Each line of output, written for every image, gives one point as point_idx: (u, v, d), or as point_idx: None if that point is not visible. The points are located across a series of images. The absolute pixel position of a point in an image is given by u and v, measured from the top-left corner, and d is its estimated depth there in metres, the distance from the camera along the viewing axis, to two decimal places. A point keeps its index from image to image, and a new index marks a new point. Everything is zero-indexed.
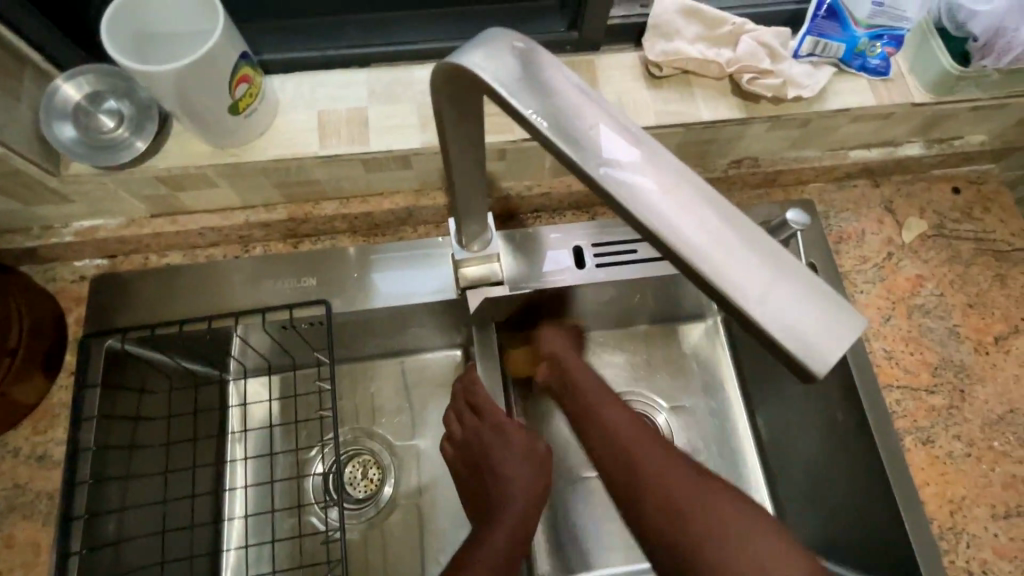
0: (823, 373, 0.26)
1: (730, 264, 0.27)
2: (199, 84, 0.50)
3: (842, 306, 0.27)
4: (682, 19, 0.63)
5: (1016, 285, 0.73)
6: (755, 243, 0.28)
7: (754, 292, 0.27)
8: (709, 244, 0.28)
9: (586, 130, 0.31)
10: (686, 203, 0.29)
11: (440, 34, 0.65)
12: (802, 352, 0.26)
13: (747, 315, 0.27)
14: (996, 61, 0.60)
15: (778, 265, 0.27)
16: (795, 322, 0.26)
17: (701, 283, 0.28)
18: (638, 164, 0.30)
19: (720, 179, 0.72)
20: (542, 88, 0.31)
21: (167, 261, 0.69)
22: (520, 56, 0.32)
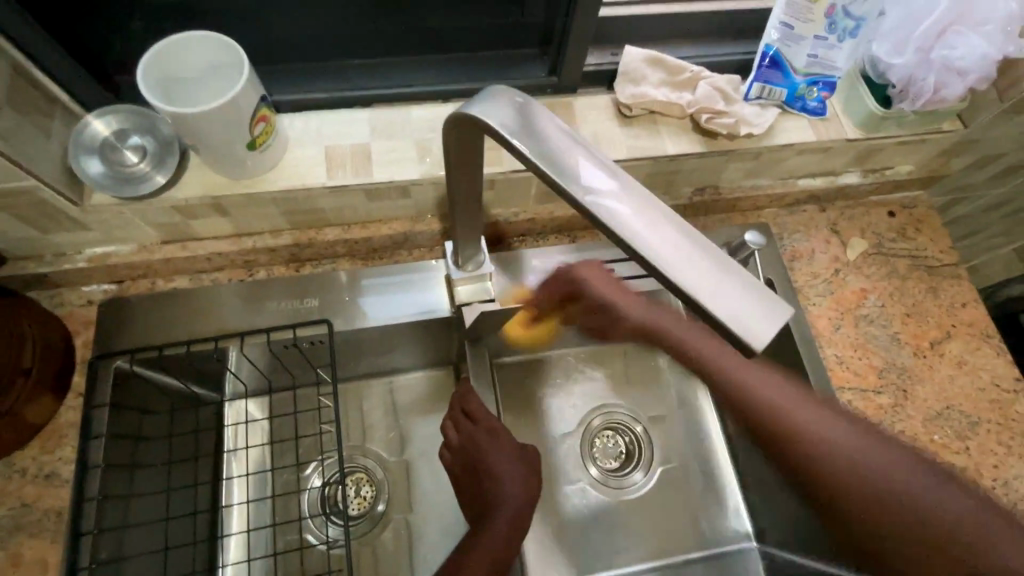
0: (763, 350, 0.32)
1: (687, 267, 0.33)
2: (224, 125, 0.55)
3: (776, 300, 0.33)
4: (648, 67, 0.72)
5: (946, 295, 0.83)
6: (706, 250, 0.34)
7: (708, 288, 0.32)
8: (671, 253, 0.34)
9: (570, 164, 0.37)
10: (651, 220, 0.35)
11: (434, 77, 0.72)
12: (747, 335, 0.32)
13: (704, 307, 0.32)
14: (912, 102, 0.69)
15: (727, 267, 0.33)
16: (739, 310, 0.32)
17: (664, 282, 0.33)
18: (612, 188, 0.36)
19: (687, 206, 0.81)
20: (534, 131, 0.38)
21: (174, 286, 0.73)
22: (516, 107, 0.39)
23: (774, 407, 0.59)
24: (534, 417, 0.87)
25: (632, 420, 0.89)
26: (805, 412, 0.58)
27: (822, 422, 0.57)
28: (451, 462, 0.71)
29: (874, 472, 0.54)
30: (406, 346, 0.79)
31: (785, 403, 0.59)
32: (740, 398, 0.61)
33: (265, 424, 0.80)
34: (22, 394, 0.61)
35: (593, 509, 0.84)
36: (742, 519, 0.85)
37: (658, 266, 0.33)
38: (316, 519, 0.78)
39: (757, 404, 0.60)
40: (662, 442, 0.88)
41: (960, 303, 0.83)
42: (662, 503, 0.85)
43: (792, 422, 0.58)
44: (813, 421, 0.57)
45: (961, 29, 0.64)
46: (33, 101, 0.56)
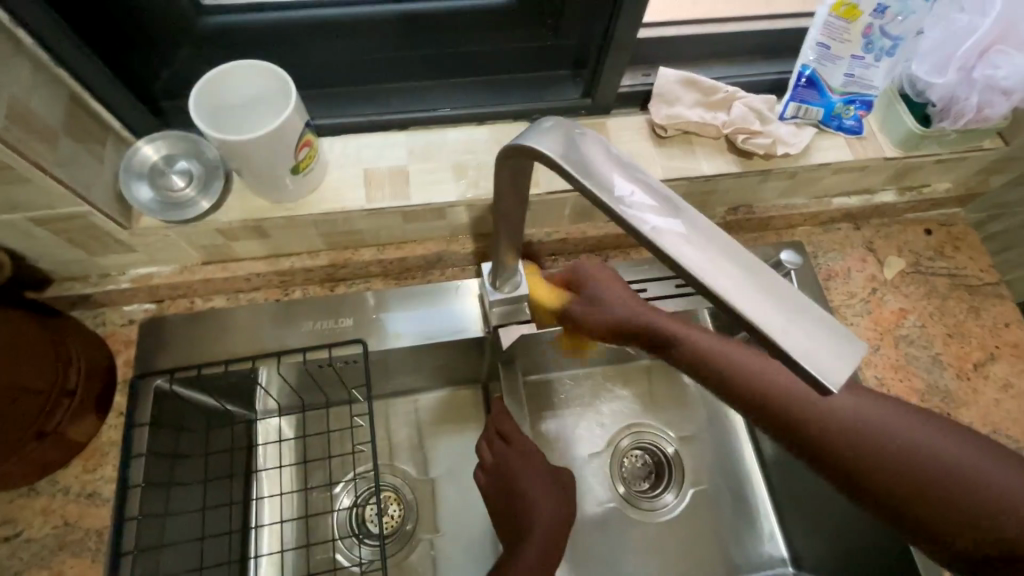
0: (836, 390, 0.30)
1: (756, 300, 0.32)
2: (275, 149, 0.56)
3: (845, 337, 0.31)
4: (682, 88, 0.71)
5: (988, 316, 0.82)
6: (772, 283, 0.33)
7: (779, 324, 0.31)
8: (738, 286, 0.32)
9: (629, 195, 0.36)
10: (716, 252, 0.34)
11: (469, 99, 0.72)
12: (822, 374, 0.30)
13: (776, 343, 0.31)
14: (953, 122, 0.68)
15: (795, 302, 0.32)
16: (810, 345, 0.31)
17: (734, 317, 0.32)
18: (674, 219, 0.35)
19: (720, 225, 0.80)
20: (591, 161, 0.38)
21: (212, 305, 0.74)
22: (571, 140, 0.39)
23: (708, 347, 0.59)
24: (563, 436, 0.87)
25: (664, 441, 0.88)
26: (875, 415, 0.55)
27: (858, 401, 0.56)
28: (483, 484, 0.70)
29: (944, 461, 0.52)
30: (438, 365, 0.80)
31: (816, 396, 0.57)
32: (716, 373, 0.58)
33: (294, 443, 0.80)
34: (68, 414, 0.62)
35: (623, 531, 0.83)
36: (779, 545, 0.83)
37: (723, 298, 0.32)
38: (346, 540, 0.78)
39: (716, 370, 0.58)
40: (695, 462, 0.87)
41: (1002, 324, 0.81)
42: (694, 526, 0.83)
43: (895, 443, 0.53)
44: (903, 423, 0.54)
45: (1005, 48, 0.63)
46: (87, 128, 0.58)
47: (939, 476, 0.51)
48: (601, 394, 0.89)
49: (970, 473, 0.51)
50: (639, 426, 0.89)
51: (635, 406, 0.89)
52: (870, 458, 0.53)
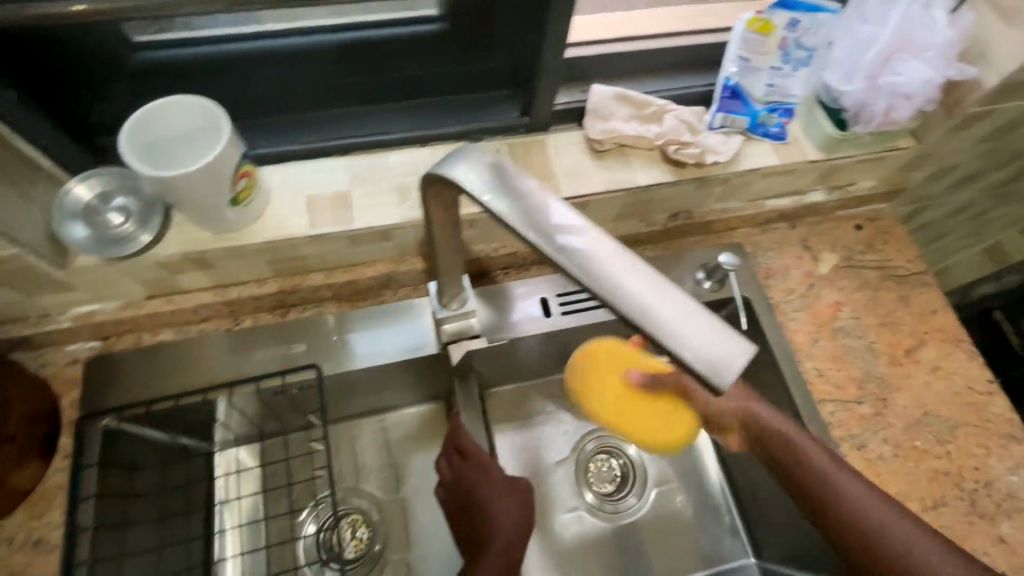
0: (728, 388, 0.33)
1: (652, 312, 0.34)
2: (211, 181, 0.57)
3: (736, 336, 0.34)
4: (615, 104, 0.74)
5: (916, 304, 0.87)
6: (670, 291, 0.35)
7: (675, 335, 0.33)
8: (636, 299, 0.34)
9: (537, 216, 0.38)
10: (617, 266, 0.35)
11: (410, 124, 0.74)
12: (713, 375, 0.33)
13: (670, 350, 0.33)
14: (866, 125, 0.72)
15: (691, 309, 0.34)
16: (703, 349, 0.33)
17: (635, 328, 0.34)
18: (578, 237, 0.37)
19: (663, 231, 0.83)
20: (502, 184, 0.39)
21: (161, 338, 0.74)
22: (481, 163, 0.41)
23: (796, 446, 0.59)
24: (528, 444, 0.88)
25: (625, 443, 0.92)
26: (862, 504, 0.57)
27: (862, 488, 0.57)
28: (444, 500, 0.71)
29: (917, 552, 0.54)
30: (396, 385, 0.80)
31: (851, 489, 0.57)
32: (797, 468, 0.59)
33: (256, 472, 0.80)
34: (8, 461, 0.60)
35: (587, 535, 0.84)
36: (743, 537, 0.85)
37: (625, 311, 0.34)
38: (314, 566, 0.79)
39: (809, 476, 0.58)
40: (658, 462, 0.90)
41: (930, 310, 0.86)
42: (660, 525, 0.86)
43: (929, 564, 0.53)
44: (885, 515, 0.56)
45: (904, 56, 0.67)
46: (15, 170, 0.57)
47: None
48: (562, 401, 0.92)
49: None
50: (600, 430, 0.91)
51: None
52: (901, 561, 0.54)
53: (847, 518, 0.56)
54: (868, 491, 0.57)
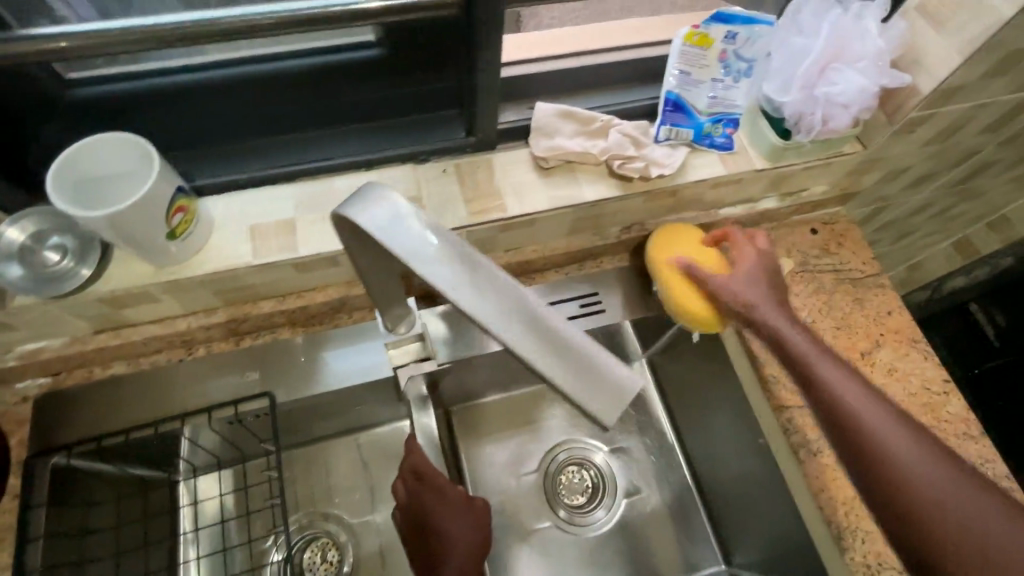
0: (614, 424, 0.33)
1: (542, 353, 0.34)
2: (143, 217, 0.56)
3: (624, 372, 0.34)
4: (559, 121, 0.75)
5: (872, 306, 0.87)
6: (562, 329, 0.34)
7: (564, 373, 0.33)
8: (527, 340, 0.34)
9: (430, 254, 0.36)
10: (509, 306, 0.35)
11: (356, 147, 0.74)
12: (600, 412, 0.33)
13: (560, 390, 0.33)
14: (807, 134, 0.72)
15: (581, 346, 0.34)
16: (590, 387, 0.33)
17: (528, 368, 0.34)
18: (471, 276, 0.35)
19: (616, 244, 0.84)
20: (394, 215, 0.37)
21: (112, 372, 0.73)
22: (371, 195, 0.37)
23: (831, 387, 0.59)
24: (493, 461, 0.92)
25: (591, 454, 0.95)
26: (904, 455, 0.56)
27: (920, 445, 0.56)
28: (399, 523, 0.71)
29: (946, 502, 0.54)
30: (355, 407, 0.81)
31: (888, 443, 0.56)
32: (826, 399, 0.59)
33: (218, 501, 0.79)
34: None
35: (558, 546, 0.89)
36: (709, 542, 0.90)
37: (519, 354, 0.34)
38: None
39: (841, 414, 0.58)
40: (626, 472, 0.94)
41: (886, 312, 0.87)
42: (626, 533, 0.90)
43: (956, 516, 0.53)
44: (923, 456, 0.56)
45: (840, 65, 0.68)
46: None
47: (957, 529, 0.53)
48: (528, 416, 0.95)
49: (967, 524, 0.53)
50: (566, 443, 0.95)
51: (565, 423, 0.96)
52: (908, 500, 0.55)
53: (856, 439, 0.57)
54: (897, 419, 0.58)
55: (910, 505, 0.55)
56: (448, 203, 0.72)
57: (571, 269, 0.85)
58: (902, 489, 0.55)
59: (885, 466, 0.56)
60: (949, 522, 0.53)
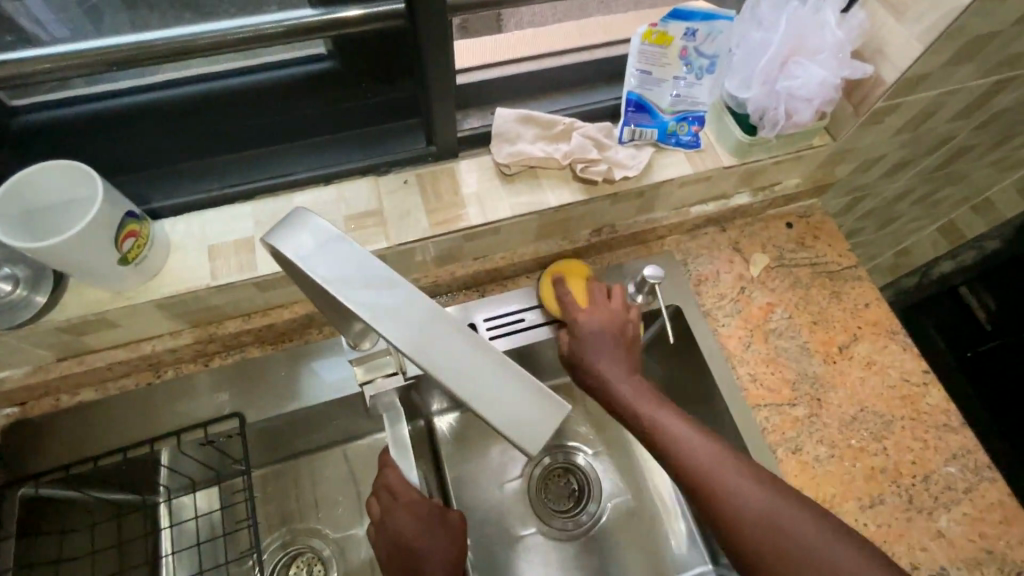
0: (540, 453, 0.32)
1: (470, 382, 0.33)
2: (92, 245, 0.56)
3: (552, 399, 0.33)
4: (520, 127, 0.75)
5: (849, 298, 0.86)
6: (492, 358, 0.34)
7: (492, 402, 0.33)
8: (456, 369, 0.34)
9: (360, 284, 0.35)
10: (440, 336, 0.34)
11: (316, 162, 0.74)
12: (526, 441, 0.32)
13: (487, 419, 0.33)
14: (771, 130, 0.71)
15: (511, 375, 0.34)
16: (517, 416, 0.33)
17: (457, 398, 0.33)
18: (401, 307, 0.35)
19: (587, 247, 0.83)
20: (325, 246, 0.36)
21: (79, 399, 0.73)
22: (300, 226, 0.37)
23: (671, 440, 0.61)
24: (477, 469, 0.91)
25: (577, 458, 0.94)
26: (744, 497, 0.57)
27: (754, 489, 0.57)
28: (375, 543, 0.70)
29: (802, 547, 0.54)
30: (330, 422, 0.80)
31: (731, 489, 0.57)
32: (671, 455, 0.60)
33: (198, 522, 0.79)
34: None
35: (542, 553, 0.87)
36: (700, 547, 0.87)
37: (447, 383, 0.33)
38: None
39: (687, 470, 0.59)
40: (612, 475, 0.93)
41: (864, 304, 0.86)
42: (613, 538, 0.89)
43: (807, 552, 0.54)
44: (766, 501, 0.57)
45: (801, 59, 0.67)
46: None
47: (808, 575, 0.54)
48: None
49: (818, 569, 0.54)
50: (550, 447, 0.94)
51: None
52: (755, 550, 0.56)
53: (699, 489, 0.58)
54: (734, 464, 0.59)
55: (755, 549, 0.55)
56: (411, 215, 0.71)
57: (543, 274, 0.84)
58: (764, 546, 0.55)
59: (727, 517, 0.57)
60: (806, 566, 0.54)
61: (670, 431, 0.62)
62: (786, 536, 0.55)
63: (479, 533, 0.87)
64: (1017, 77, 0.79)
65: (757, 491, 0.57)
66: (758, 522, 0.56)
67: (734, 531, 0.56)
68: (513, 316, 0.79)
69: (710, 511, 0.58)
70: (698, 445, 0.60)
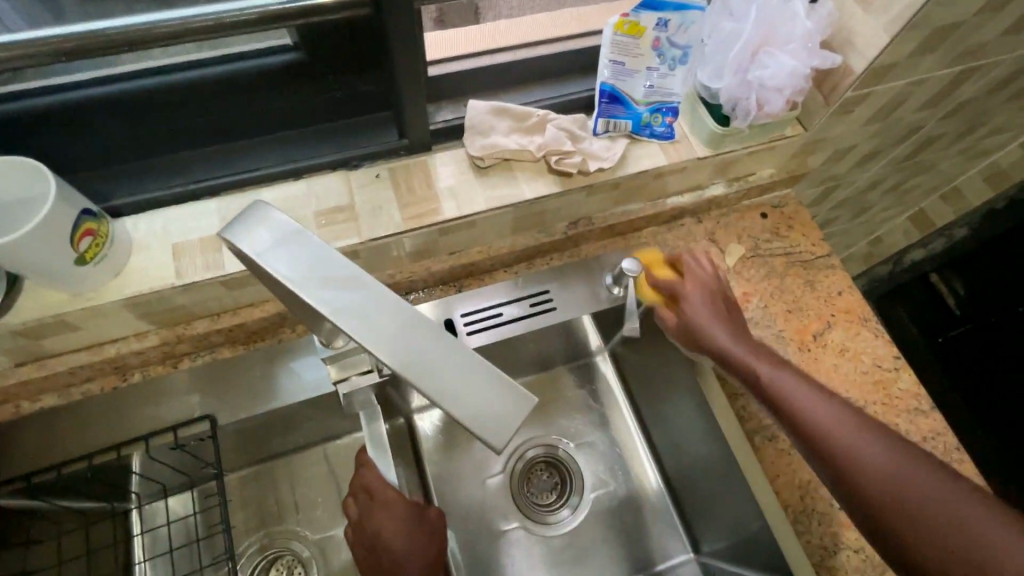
0: (505, 448, 0.32)
1: (435, 376, 0.33)
2: (45, 245, 0.53)
3: (518, 392, 0.33)
4: (493, 118, 0.74)
5: (823, 287, 0.87)
6: (456, 352, 0.33)
7: (456, 396, 0.32)
8: (419, 363, 0.33)
9: (321, 279, 0.34)
10: (403, 330, 0.34)
11: (285, 157, 0.72)
12: (491, 436, 0.32)
13: (452, 413, 0.32)
14: (744, 120, 0.72)
15: (475, 369, 0.33)
16: (481, 410, 0.32)
17: (422, 392, 0.33)
18: (364, 301, 0.34)
19: (563, 240, 0.83)
20: (285, 240, 0.35)
21: (41, 405, 0.70)
22: (258, 220, 0.35)
23: (795, 403, 0.57)
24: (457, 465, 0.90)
25: (557, 450, 0.93)
26: (868, 450, 0.52)
27: (863, 434, 0.54)
28: (353, 541, 0.69)
29: (907, 488, 0.50)
30: (306, 422, 0.78)
31: (845, 440, 0.54)
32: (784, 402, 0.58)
33: (169, 529, 0.77)
34: None
35: (523, 548, 0.87)
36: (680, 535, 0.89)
37: (409, 376, 0.33)
38: None
39: (803, 415, 0.56)
40: (594, 467, 0.92)
41: (837, 292, 0.87)
42: (594, 530, 0.89)
43: (904, 485, 0.50)
44: (870, 443, 0.53)
45: (771, 49, 0.67)
46: None
47: (923, 521, 0.49)
48: None
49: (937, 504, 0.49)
50: (528, 441, 0.93)
51: (527, 421, 0.94)
52: (885, 493, 0.51)
53: (810, 424, 0.56)
54: (829, 403, 0.56)
55: (879, 489, 0.51)
56: (383, 209, 0.70)
57: (521, 267, 0.84)
58: (887, 495, 0.50)
59: (846, 467, 0.53)
60: (902, 491, 0.50)
61: (794, 394, 0.58)
62: (904, 487, 0.50)
63: (461, 529, 0.87)
64: (981, 67, 0.81)
65: (855, 429, 0.54)
66: (871, 468, 0.52)
67: (854, 475, 0.52)
68: (490, 310, 0.78)
69: (831, 460, 0.54)
70: (780, 375, 0.60)
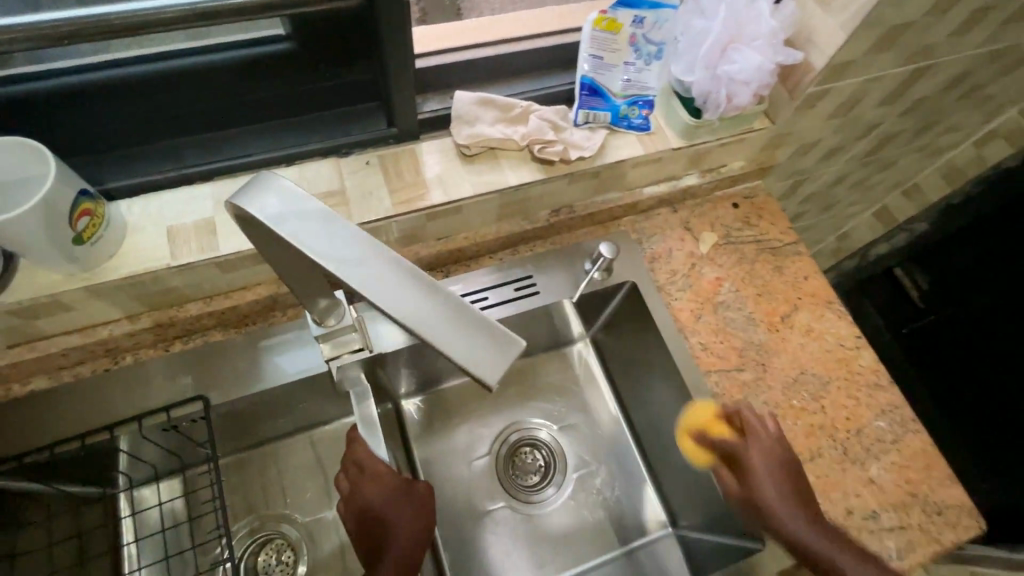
0: (497, 384, 0.35)
1: (430, 323, 0.36)
2: (45, 223, 0.55)
3: (506, 336, 0.36)
4: (479, 109, 0.77)
5: (790, 272, 0.93)
6: (450, 302, 0.36)
7: (450, 339, 0.35)
8: (415, 311, 0.36)
9: (324, 239, 0.37)
10: (400, 283, 0.37)
11: (276, 144, 0.75)
12: (483, 374, 0.35)
13: (447, 355, 0.35)
14: (714, 112, 0.76)
15: (467, 316, 0.36)
16: (473, 351, 0.35)
17: (419, 338, 0.36)
18: (364, 258, 0.37)
19: (545, 227, 0.86)
20: (291, 206, 0.38)
21: (32, 388, 0.71)
22: (266, 187, 0.38)
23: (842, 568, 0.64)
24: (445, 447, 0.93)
25: (541, 432, 0.97)
26: None
27: None
28: (344, 515, 0.71)
29: None
30: (296, 404, 0.80)
31: None
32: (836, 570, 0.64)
33: (160, 510, 0.78)
34: None
35: (509, 526, 0.90)
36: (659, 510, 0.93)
37: (407, 324, 0.36)
38: None
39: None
40: (576, 447, 0.96)
41: (803, 277, 0.92)
42: (578, 507, 0.92)
43: None
44: None
45: (739, 46, 0.72)
46: None
47: None
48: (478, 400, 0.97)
49: None
50: (513, 423, 0.96)
51: (512, 404, 0.97)
52: None
53: None
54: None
55: None
56: (373, 195, 0.72)
57: (506, 254, 0.87)
58: None
59: None
60: None
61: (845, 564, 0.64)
62: None
63: (449, 508, 0.89)
64: (932, 66, 0.87)
65: None
66: None
67: None
68: (477, 294, 0.81)
69: None
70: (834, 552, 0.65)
